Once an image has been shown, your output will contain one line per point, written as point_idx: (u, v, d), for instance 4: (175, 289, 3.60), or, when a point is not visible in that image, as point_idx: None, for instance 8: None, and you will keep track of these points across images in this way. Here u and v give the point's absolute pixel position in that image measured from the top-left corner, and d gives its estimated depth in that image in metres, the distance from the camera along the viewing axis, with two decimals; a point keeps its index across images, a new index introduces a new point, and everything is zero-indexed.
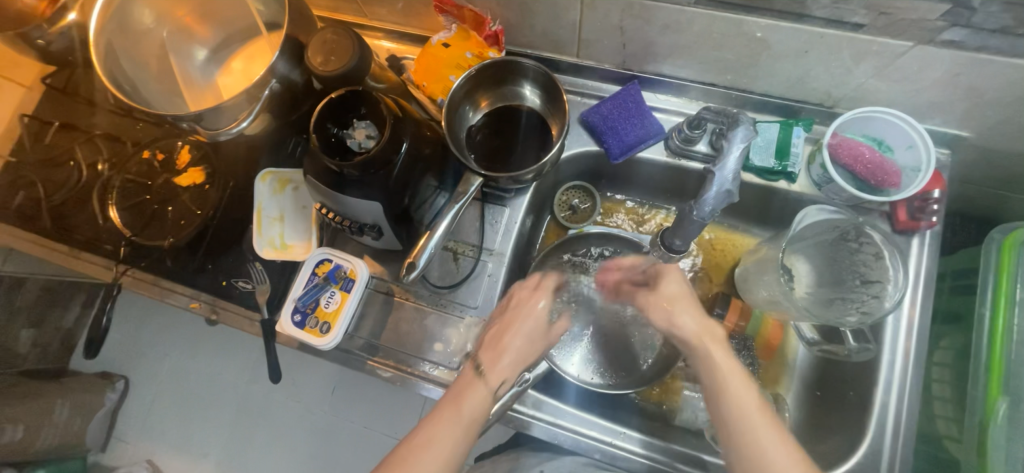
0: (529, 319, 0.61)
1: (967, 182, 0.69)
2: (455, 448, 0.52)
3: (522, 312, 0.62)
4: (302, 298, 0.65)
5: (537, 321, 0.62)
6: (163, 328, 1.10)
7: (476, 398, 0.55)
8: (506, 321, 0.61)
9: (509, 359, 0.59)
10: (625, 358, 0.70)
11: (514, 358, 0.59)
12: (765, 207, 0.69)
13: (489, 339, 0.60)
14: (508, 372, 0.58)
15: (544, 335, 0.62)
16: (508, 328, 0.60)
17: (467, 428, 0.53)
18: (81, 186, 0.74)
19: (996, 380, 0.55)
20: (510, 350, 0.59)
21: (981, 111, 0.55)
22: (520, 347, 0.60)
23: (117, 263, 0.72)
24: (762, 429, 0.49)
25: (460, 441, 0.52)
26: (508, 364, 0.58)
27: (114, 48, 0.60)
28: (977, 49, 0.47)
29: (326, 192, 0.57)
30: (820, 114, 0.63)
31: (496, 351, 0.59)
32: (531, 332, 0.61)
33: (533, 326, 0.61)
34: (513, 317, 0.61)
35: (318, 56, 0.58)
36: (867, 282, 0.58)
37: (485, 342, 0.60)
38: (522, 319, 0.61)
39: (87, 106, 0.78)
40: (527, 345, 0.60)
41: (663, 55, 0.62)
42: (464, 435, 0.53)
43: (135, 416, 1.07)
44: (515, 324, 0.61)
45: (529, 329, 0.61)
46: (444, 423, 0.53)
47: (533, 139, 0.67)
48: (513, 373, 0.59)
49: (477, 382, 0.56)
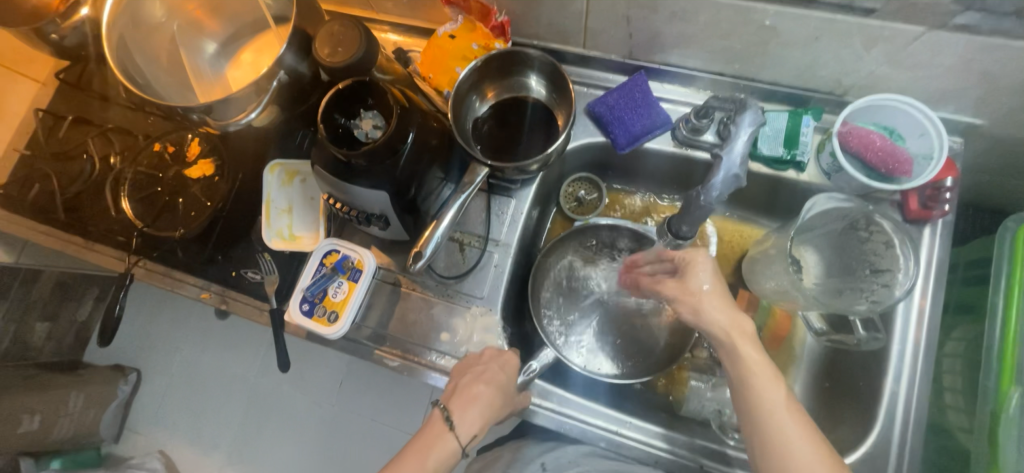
0: (503, 375, 0.60)
1: (981, 171, 0.68)
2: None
3: (495, 367, 0.60)
4: (311, 288, 0.66)
5: (511, 379, 0.60)
6: (174, 322, 1.12)
7: (441, 456, 0.54)
8: (479, 375, 0.59)
9: (479, 416, 0.57)
10: (637, 345, 0.70)
11: (484, 417, 0.57)
12: (772, 198, 0.68)
13: (459, 388, 0.59)
14: (477, 428, 0.57)
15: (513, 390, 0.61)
16: (480, 382, 0.58)
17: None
18: (94, 179, 0.76)
19: (1009, 369, 0.54)
20: (482, 404, 0.57)
21: (995, 98, 0.54)
22: (491, 405, 0.58)
23: (130, 254, 0.73)
24: (791, 431, 0.46)
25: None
26: (477, 417, 0.57)
27: (126, 42, 0.61)
28: (991, 33, 0.46)
29: (333, 182, 0.58)
30: (829, 102, 0.62)
31: (466, 407, 0.57)
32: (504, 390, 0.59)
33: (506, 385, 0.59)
34: (488, 372, 0.59)
35: (325, 47, 0.58)
36: (877, 272, 0.58)
37: (455, 391, 0.59)
38: (497, 374, 0.59)
39: (99, 100, 0.79)
40: (497, 402, 0.58)
41: (670, 44, 0.61)
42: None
43: (148, 407, 1.08)
44: (485, 377, 0.59)
45: (502, 387, 0.59)
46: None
47: (539, 130, 0.67)
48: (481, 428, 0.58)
49: (445, 436, 0.55)
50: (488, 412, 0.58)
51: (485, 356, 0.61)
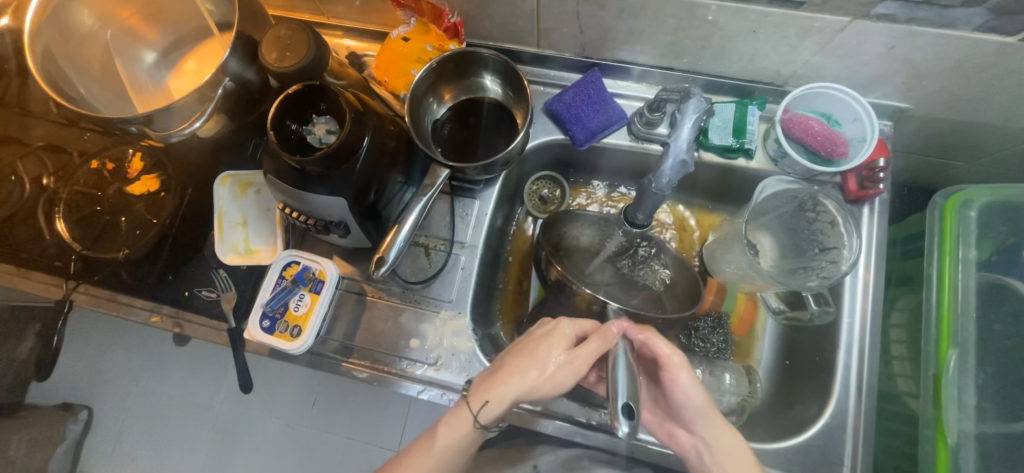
0: (541, 345, 0.53)
1: (912, 152, 0.73)
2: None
3: (540, 340, 0.54)
4: (270, 302, 0.63)
5: (551, 351, 0.52)
6: (126, 351, 1.05)
7: (452, 429, 0.53)
8: (519, 352, 0.54)
9: (496, 389, 0.52)
10: (654, 304, 0.66)
11: (506, 392, 0.51)
12: (725, 186, 0.71)
13: (500, 361, 0.55)
14: (489, 398, 0.52)
15: (565, 361, 0.52)
16: (515, 355, 0.54)
17: (442, 460, 0.53)
18: (25, 202, 0.70)
19: (946, 334, 0.59)
20: (510, 376, 0.52)
21: (917, 82, 0.58)
22: (521, 377, 0.52)
23: (68, 280, 0.69)
24: None
25: (438, 463, 0.53)
26: (501, 389, 0.52)
27: (53, 53, 0.57)
28: (908, 21, 0.50)
29: (288, 190, 0.56)
30: (772, 93, 0.65)
31: (488, 380, 0.53)
32: (537, 363, 0.52)
33: (539, 357, 0.52)
34: (528, 344, 0.54)
35: (272, 52, 0.56)
36: (825, 249, 0.61)
37: (491, 364, 0.56)
38: (535, 348, 0.53)
39: (24, 116, 0.74)
40: (527, 375, 0.52)
41: (620, 41, 0.63)
42: (442, 463, 0.53)
43: (100, 446, 1.01)
44: (523, 355, 0.53)
45: (535, 359, 0.52)
46: (423, 457, 0.53)
47: (499, 129, 0.67)
48: (497, 398, 0.51)
49: (463, 406, 0.53)
50: (513, 385, 0.51)
51: (536, 333, 0.56)
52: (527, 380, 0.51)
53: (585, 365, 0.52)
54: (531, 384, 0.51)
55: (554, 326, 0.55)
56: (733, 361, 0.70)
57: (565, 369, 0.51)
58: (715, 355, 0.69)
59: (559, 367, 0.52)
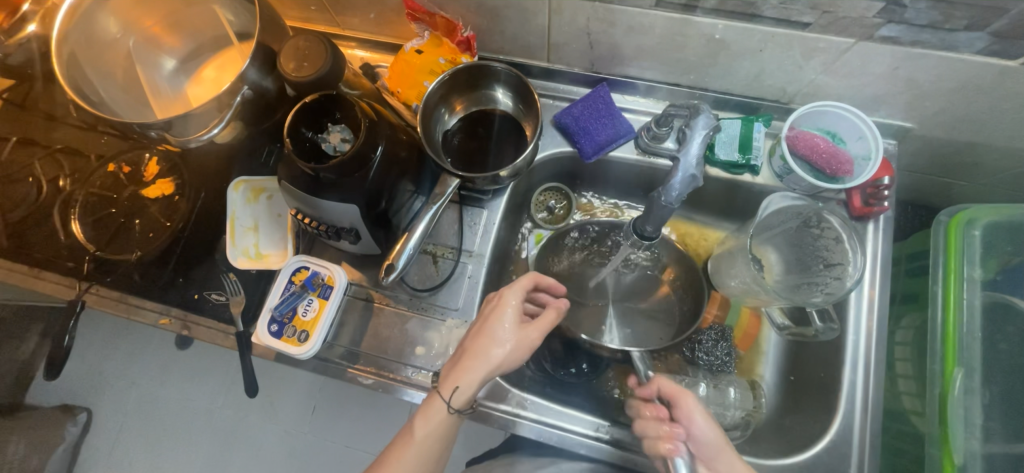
0: (494, 324, 0.57)
1: (915, 171, 0.74)
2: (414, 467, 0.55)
3: (492, 318, 0.58)
4: (279, 307, 0.64)
5: (505, 327, 0.57)
6: (130, 353, 1.05)
7: (432, 418, 0.56)
8: (475, 333, 0.57)
9: (464, 374, 0.55)
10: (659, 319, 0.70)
11: (475, 374, 0.55)
12: (730, 201, 0.72)
13: (462, 346, 0.58)
14: (460, 383, 0.55)
15: (522, 335, 0.57)
16: (475, 340, 0.57)
17: (424, 449, 0.55)
18: (41, 202, 0.72)
19: (951, 353, 0.59)
20: (475, 360, 0.55)
21: (921, 102, 0.59)
22: (484, 359, 0.55)
23: (80, 281, 0.69)
24: None
25: (419, 453, 0.55)
26: (472, 372, 0.55)
27: (78, 58, 0.59)
28: (911, 43, 0.51)
29: (301, 197, 0.57)
30: (777, 110, 0.66)
31: (456, 365, 0.56)
32: (495, 342, 0.56)
33: (496, 336, 0.56)
34: (483, 324, 0.57)
35: (291, 62, 0.58)
36: (830, 266, 0.62)
37: (456, 351, 0.59)
38: (488, 325, 0.57)
39: (47, 120, 0.76)
40: (489, 353, 0.55)
41: (629, 57, 0.64)
42: (423, 453, 0.55)
43: (98, 450, 1.01)
44: (483, 335, 0.56)
45: (493, 338, 0.56)
46: (406, 449, 0.55)
47: (508, 141, 0.68)
48: (468, 381, 0.55)
49: (435, 396, 0.56)
50: (479, 368, 0.55)
51: (485, 311, 0.59)
52: (488, 356, 0.55)
53: (539, 334, 0.58)
54: (495, 361, 0.55)
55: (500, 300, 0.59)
56: (738, 376, 0.70)
57: (520, 341, 0.57)
58: (719, 368, 0.69)
59: (514, 340, 0.56)
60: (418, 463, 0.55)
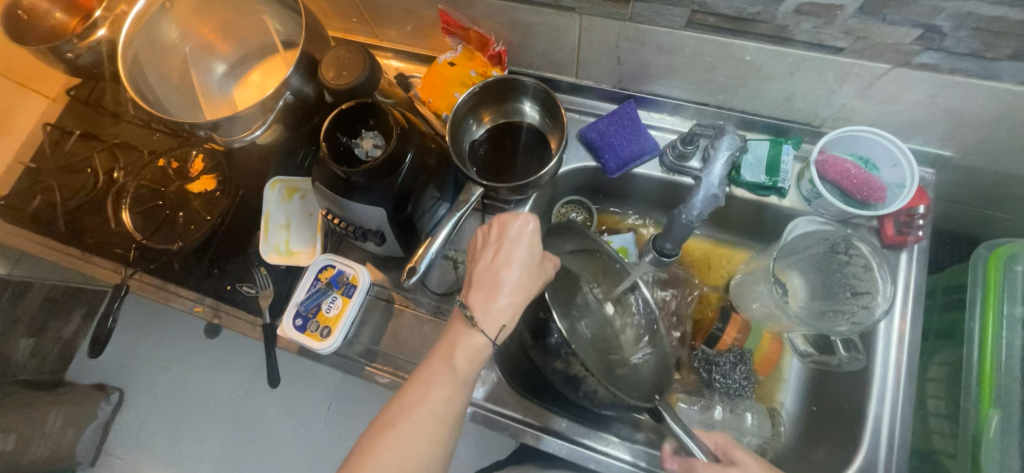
0: (516, 250, 0.53)
1: (955, 201, 0.71)
2: (451, 403, 0.49)
3: (512, 242, 0.54)
4: (305, 302, 0.66)
5: (530, 253, 0.53)
6: (160, 339, 1.11)
7: (474, 349, 0.51)
8: (489, 255, 0.55)
9: (501, 309, 0.52)
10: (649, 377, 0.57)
11: (512, 309, 0.52)
12: (756, 222, 0.71)
13: (486, 274, 0.54)
14: (505, 321, 0.52)
15: (543, 258, 0.54)
16: (500, 269, 0.53)
17: (463, 383, 0.50)
18: (96, 192, 0.77)
19: (987, 394, 0.56)
20: (504, 289, 0.53)
21: (961, 131, 0.57)
22: (516, 285, 0.52)
23: (126, 266, 0.74)
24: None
25: (455, 387, 0.50)
26: (504, 306, 0.52)
27: (140, 60, 0.63)
28: (951, 71, 0.50)
29: (333, 199, 0.59)
30: (807, 133, 0.65)
31: (490, 294, 0.53)
32: (520, 264, 0.53)
33: (518, 259, 0.53)
34: (502, 249, 0.54)
35: (331, 71, 0.61)
36: (857, 294, 0.60)
37: (477, 281, 0.54)
38: (504, 247, 0.54)
39: (111, 118, 0.82)
40: (523, 281, 0.53)
41: (658, 75, 0.65)
42: (461, 386, 0.50)
43: (128, 429, 1.06)
44: (507, 254, 0.53)
45: (517, 263, 0.53)
46: (443, 382, 0.50)
47: (533, 153, 0.69)
48: (511, 319, 0.53)
49: (473, 332, 0.52)
50: (515, 305, 0.52)
51: (496, 237, 0.55)
52: (520, 285, 0.52)
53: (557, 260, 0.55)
54: (531, 291, 0.53)
55: (516, 224, 0.54)
56: (756, 402, 0.68)
57: (542, 269, 0.54)
58: (736, 393, 0.66)
59: (539, 270, 0.54)
60: (451, 400, 0.49)
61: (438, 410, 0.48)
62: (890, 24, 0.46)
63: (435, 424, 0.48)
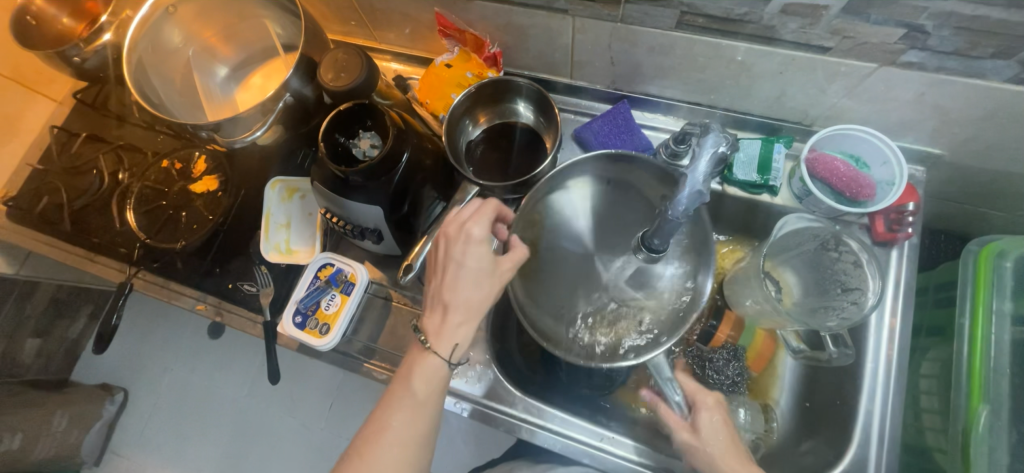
0: (461, 269, 0.55)
1: (946, 199, 0.72)
2: (414, 425, 0.53)
3: (458, 253, 0.56)
4: (304, 300, 0.68)
5: (478, 262, 0.55)
6: (164, 339, 1.12)
7: (430, 373, 0.55)
8: (437, 277, 0.57)
9: (452, 329, 0.55)
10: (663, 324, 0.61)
11: (462, 327, 0.56)
12: (749, 220, 0.71)
13: (439, 297, 0.57)
14: (459, 339, 0.55)
15: (490, 266, 0.56)
16: (449, 287, 0.56)
17: (423, 407, 0.54)
18: (102, 193, 0.79)
19: (977, 388, 0.56)
20: (454, 308, 0.55)
21: (949, 129, 0.58)
22: (471, 299, 0.55)
23: (131, 265, 0.76)
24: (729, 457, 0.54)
25: (416, 413, 0.53)
26: (455, 328, 0.55)
27: (143, 63, 0.65)
28: (937, 69, 0.51)
29: (332, 198, 0.61)
30: (799, 132, 0.66)
31: (442, 315, 0.56)
32: (467, 281, 0.55)
33: (462, 279, 0.55)
34: (447, 270, 0.56)
35: (329, 73, 0.62)
36: (847, 290, 0.61)
37: (430, 305, 0.57)
38: (449, 266, 0.56)
39: (116, 120, 0.83)
40: (473, 298, 0.55)
41: (650, 75, 0.66)
42: (420, 411, 0.54)
43: (133, 428, 1.08)
44: (454, 272, 0.56)
45: (464, 281, 0.55)
46: (402, 408, 0.53)
47: (528, 153, 0.70)
48: (466, 336, 0.56)
49: (428, 355, 0.55)
50: (467, 321, 0.56)
51: (442, 260, 0.57)
52: (470, 303, 0.56)
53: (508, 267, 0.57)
54: (481, 305, 0.56)
55: (457, 244, 0.56)
56: (750, 398, 0.69)
57: (492, 277, 0.56)
58: (730, 388, 0.67)
59: (493, 276, 0.56)
60: (416, 425, 0.53)
61: (400, 436, 0.52)
62: (875, 24, 0.47)
63: (400, 448, 0.52)
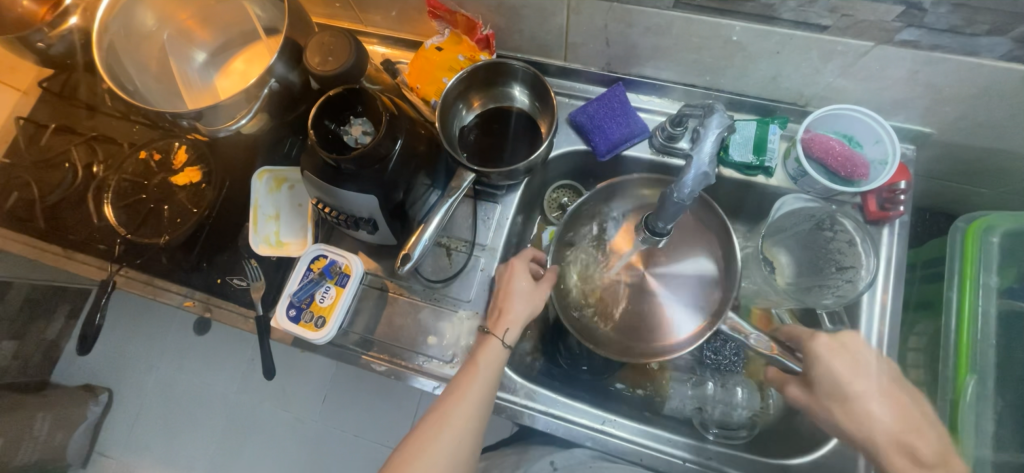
0: (514, 281, 0.61)
1: (934, 177, 0.73)
2: (483, 391, 0.56)
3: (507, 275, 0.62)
4: (298, 293, 0.66)
5: (522, 280, 0.61)
6: (149, 336, 1.09)
7: (492, 354, 0.58)
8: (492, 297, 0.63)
9: (506, 320, 0.60)
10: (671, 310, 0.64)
11: (516, 320, 0.60)
12: (743, 202, 0.72)
13: (494, 306, 0.62)
14: (510, 325, 0.59)
15: (537, 286, 0.62)
16: (506, 298, 0.61)
17: (490, 375, 0.57)
18: (76, 187, 0.75)
19: (964, 360, 0.58)
20: (508, 311, 0.60)
21: (940, 107, 0.59)
22: (518, 310, 0.60)
23: (111, 262, 0.72)
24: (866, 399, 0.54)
25: (487, 382, 0.56)
26: (509, 321, 0.59)
27: (115, 48, 0.62)
28: (931, 47, 0.51)
29: (322, 186, 0.59)
30: (794, 112, 0.66)
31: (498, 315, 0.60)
32: (520, 295, 0.61)
33: (513, 291, 0.61)
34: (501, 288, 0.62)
35: (316, 57, 0.60)
36: (842, 268, 0.62)
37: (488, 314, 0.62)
38: (502, 286, 0.62)
39: (85, 110, 0.79)
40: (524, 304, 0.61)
41: (646, 56, 0.65)
42: (488, 377, 0.57)
43: (121, 428, 1.05)
44: (506, 286, 0.62)
45: (518, 292, 0.61)
46: (473, 376, 0.56)
47: (523, 139, 0.69)
48: (516, 324, 0.60)
49: (488, 337, 0.59)
50: (519, 314, 0.60)
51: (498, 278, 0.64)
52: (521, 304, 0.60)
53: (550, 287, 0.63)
54: (532, 309, 0.61)
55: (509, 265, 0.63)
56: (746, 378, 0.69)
57: (540, 293, 0.62)
58: (727, 368, 0.68)
59: (534, 294, 0.61)
60: (483, 393, 0.56)
61: (470, 399, 0.55)
62: (873, 1, 0.47)
63: (470, 412, 0.54)
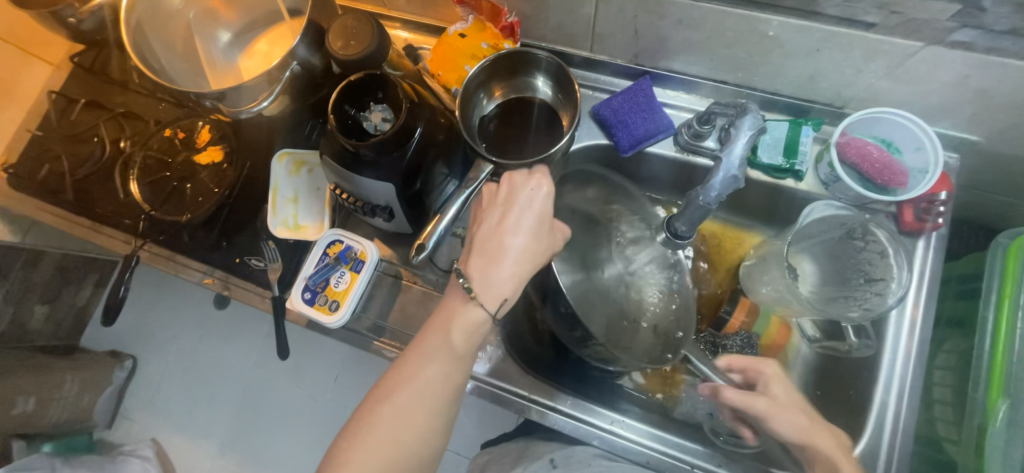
0: (523, 219, 0.53)
1: (976, 187, 0.69)
2: (447, 376, 0.51)
3: (518, 211, 0.54)
4: (313, 276, 0.67)
5: (537, 223, 0.54)
6: (171, 308, 1.12)
7: (473, 321, 0.52)
8: (490, 220, 0.55)
9: (502, 273, 0.52)
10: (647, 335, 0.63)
11: (512, 273, 0.53)
12: (772, 206, 0.69)
13: (491, 239, 0.54)
14: (508, 293, 0.52)
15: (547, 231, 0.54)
16: (507, 234, 0.53)
17: (458, 358, 0.51)
18: (104, 162, 0.77)
19: (997, 382, 0.56)
20: (507, 258, 0.53)
21: (989, 115, 0.55)
22: (519, 254, 0.53)
23: (137, 237, 0.75)
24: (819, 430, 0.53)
25: (453, 368, 0.51)
26: (506, 276, 0.52)
27: (142, 27, 0.62)
28: (987, 50, 0.48)
29: (343, 173, 0.59)
30: (829, 114, 0.63)
31: (494, 258, 0.53)
32: (525, 235, 0.53)
33: (518, 230, 0.53)
34: (504, 217, 0.54)
35: (338, 40, 0.59)
36: (871, 281, 0.60)
37: (478, 246, 0.54)
38: (508, 218, 0.54)
39: (114, 86, 0.80)
40: (528, 256, 0.53)
41: (676, 50, 0.62)
42: (455, 362, 0.51)
43: (142, 394, 1.09)
44: (510, 221, 0.54)
45: (523, 230, 0.53)
46: (438, 359, 0.51)
47: (544, 132, 0.68)
48: (513, 290, 0.53)
49: (473, 305, 0.52)
50: (520, 271, 0.53)
51: (503, 200, 0.55)
52: (524, 253, 0.53)
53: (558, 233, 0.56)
54: (538, 260, 0.54)
55: (528, 189, 0.54)
56: None
57: (549, 241, 0.55)
58: None
59: (543, 237, 0.54)
60: (447, 377, 0.51)
61: (431, 386, 0.50)
62: None
63: (431, 399, 0.50)
